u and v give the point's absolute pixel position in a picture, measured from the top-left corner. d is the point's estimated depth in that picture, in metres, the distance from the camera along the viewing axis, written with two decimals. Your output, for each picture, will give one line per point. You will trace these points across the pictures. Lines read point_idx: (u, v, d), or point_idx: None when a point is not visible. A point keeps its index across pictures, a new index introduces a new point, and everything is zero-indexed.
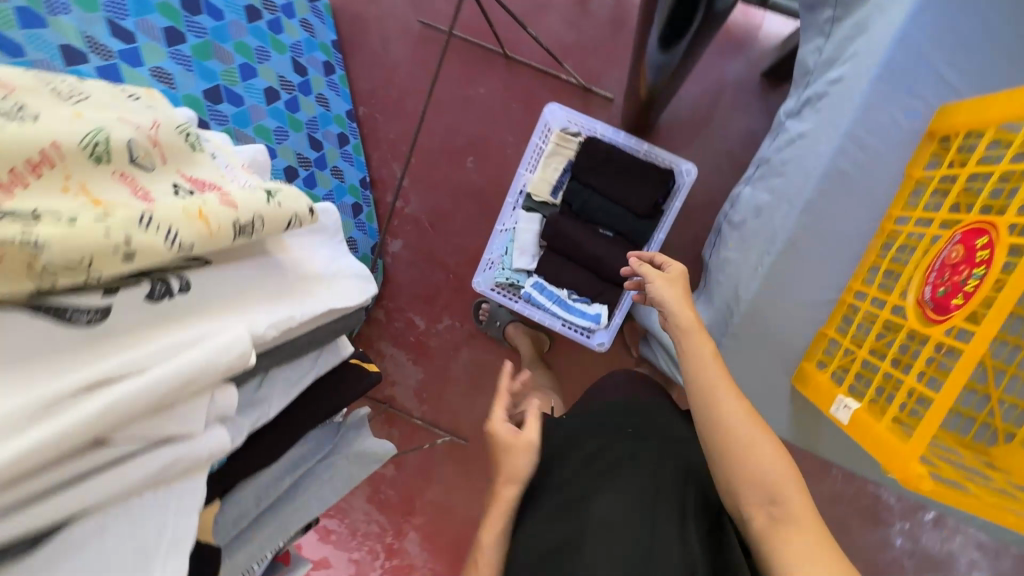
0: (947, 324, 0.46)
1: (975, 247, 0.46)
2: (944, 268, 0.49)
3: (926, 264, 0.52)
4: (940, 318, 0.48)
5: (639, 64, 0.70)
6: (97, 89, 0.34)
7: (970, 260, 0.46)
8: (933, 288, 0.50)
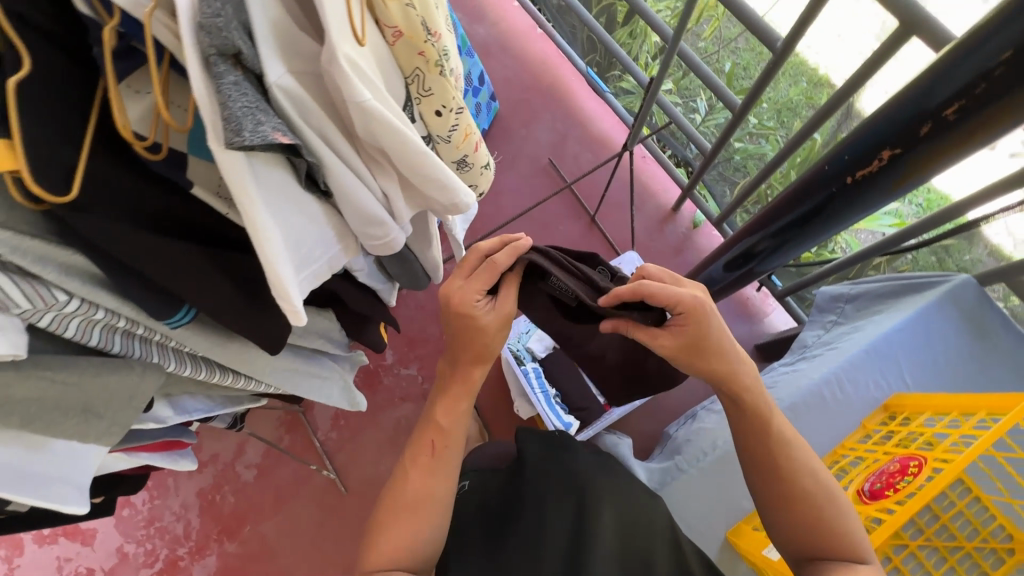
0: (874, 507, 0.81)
1: (907, 467, 0.84)
2: (886, 473, 0.86)
3: (869, 473, 0.89)
4: (874, 500, 0.83)
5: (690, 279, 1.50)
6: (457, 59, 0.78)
7: (903, 472, 0.83)
8: (871, 484, 0.86)
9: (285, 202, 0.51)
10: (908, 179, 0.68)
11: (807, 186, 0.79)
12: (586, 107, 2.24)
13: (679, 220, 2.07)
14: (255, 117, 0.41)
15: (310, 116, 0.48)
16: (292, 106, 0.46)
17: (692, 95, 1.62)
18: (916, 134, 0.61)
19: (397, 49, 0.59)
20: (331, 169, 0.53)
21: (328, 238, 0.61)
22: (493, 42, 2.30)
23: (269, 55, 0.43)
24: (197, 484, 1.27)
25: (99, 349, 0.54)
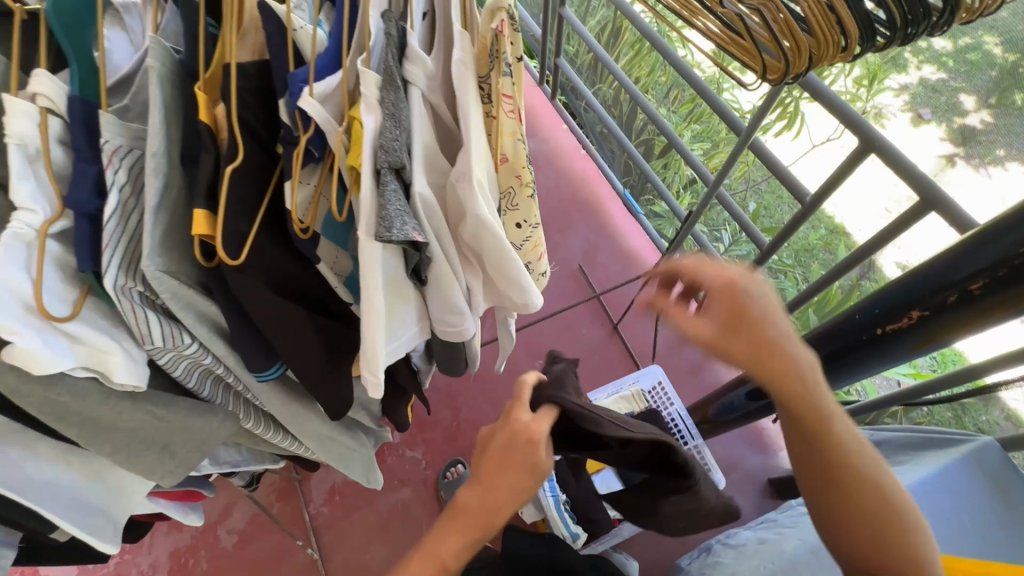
0: None
1: None
2: None
3: None
4: None
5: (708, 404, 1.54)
6: None
7: None
8: None
9: (393, 286, 0.57)
10: (935, 341, 0.73)
11: (832, 334, 0.84)
12: (618, 223, 2.40)
13: (699, 339, 2.14)
14: (403, 219, 0.49)
15: (435, 222, 0.57)
16: (425, 212, 0.55)
17: (719, 226, 1.77)
18: (946, 300, 0.66)
19: (500, 173, 0.69)
20: (435, 264, 0.60)
21: (412, 322, 0.66)
22: (541, 156, 2.54)
23: (419, 170, 0.52)
24: (175, 543, 1.23)
25: (192, 391, 0.59)
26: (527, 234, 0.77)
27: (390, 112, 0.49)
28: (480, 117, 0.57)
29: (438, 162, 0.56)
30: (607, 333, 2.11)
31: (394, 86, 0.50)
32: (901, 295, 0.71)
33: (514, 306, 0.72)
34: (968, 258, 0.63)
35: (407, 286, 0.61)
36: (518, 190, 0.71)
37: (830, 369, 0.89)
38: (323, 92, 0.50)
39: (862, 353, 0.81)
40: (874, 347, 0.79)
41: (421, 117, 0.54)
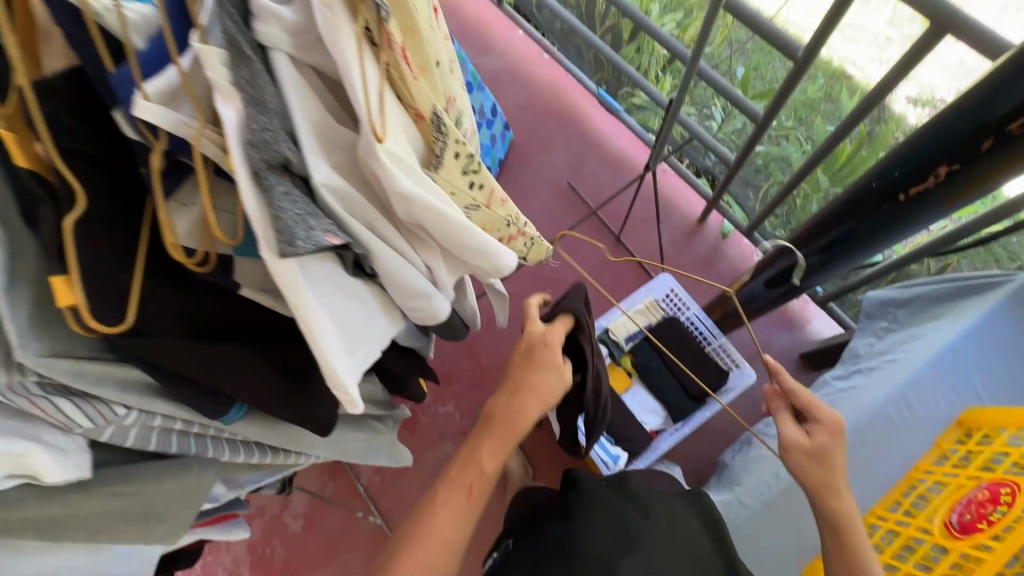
0: (970, 540, 0.75)
1: (999, 495, 0.78)
2: (975, 503, 0.80)
3: (954, 502, 0.84)
4: (964, 535, 0.77)
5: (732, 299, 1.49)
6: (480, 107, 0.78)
7: (994, 501, 0.77)
8: (959, 515, 0.80)
9: (336, 295, 0.48)
10: (961, 200, 0.62)
11: (842, 213, 0.75)
12: (600, 127, 2.22)
13: (707, 230, 2.04)
14: (308, 223, 0.39)
15: (356, 209, 0.47)
16: (338, 203, 0.45)
17: (708, 103, 1.58)
18: (978, 148, 0.55)
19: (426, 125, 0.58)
20: (378, 255, 0.51)
21: (375, 317, 0.59)
22: (502, 71, 2.32)
23: (314, 158, 0.41)
24: None
25: (160, 452, 0.53)
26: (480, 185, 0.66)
27: (253, 92, 0.36)
28: (375, 67, 0.45)
29: (336, 134, 0.44)
30: (611, 247, 2.02)
31: (247, 55, 0.36)
32: (921, 154, 0.60)
33: (487, 268, 0.64)
34: (1003, 94, 0.50)
35: (355, 287, 0.52)
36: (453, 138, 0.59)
37: (850, 247, 0.79)
38: (161, 87, 0.28)
39: (887, 225, 0.72)
40: (902, 218, 0.69)
41: (297, 82, 0.41)
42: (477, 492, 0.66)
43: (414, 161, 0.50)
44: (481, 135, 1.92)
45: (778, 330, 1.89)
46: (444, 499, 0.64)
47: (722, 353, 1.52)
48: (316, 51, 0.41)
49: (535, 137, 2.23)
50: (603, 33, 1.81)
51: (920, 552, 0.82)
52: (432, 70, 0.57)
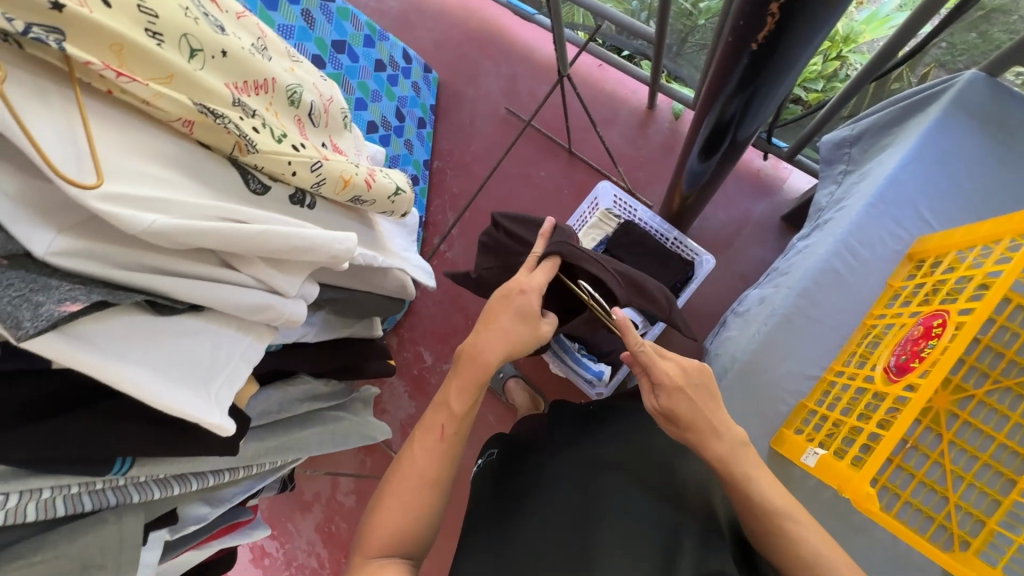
0: (903, 380, 0.74)
1: (932, 328, 0.75)
2: (910, 342, 0.78)
3: (895, 342, 0.82)
4: (900, 374, 0.76)
5: (679, 185, 1.43)
6: (292, 82, 0.78)
7: (927, 335, 0.75)
8: (897, 357, 0.79)
9: (135, 343, 0.52)
10: (836, 4, 0.59)
11: (737, 52, 0.74)
12: (524, 38, 2.06)
13: (659, 115, 1.92)
14: (31, 301, 0.42)
15: (118, 259, 0.49)
16: (86, 262, 0.46)
17: None
18: None
19: (200, 135, 0.57)
20: (169, 288, 0.53)
21: (226, 338, 0.61)
22: (410, 10, 2.15)
23: (25, 233, 0.43)
24: (312, 521, 1.63)
25: (73, 513, 0.59)
26: (299, 169, 0.67)
27: None
28: (53, 121, 0.44)
29: (54, 196, 0.45)
30: (564, 163, 1.93)
31: None
32: None
33: (327, 258, 0.64)
34: None
35: (165, 326, 0.56)
36: (238, 141, 0.59)
37: (761, 74, 0.76)
38: None
39: (780, 48, 0.68)
40: (789, 38, 0.66)
41: None
42: (452, 433, 0.67)
43: (157, 193, 0.49)
44: (400, 87, 1.82)
45: (753, 198, 1.79)
46: (416, 441, 0.67)
47: (682, 245, 1.48)
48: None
49: (460, 70, 2.09)
50: None
51: (866, 398, 0.81)
52: (179, 78, 0.55)
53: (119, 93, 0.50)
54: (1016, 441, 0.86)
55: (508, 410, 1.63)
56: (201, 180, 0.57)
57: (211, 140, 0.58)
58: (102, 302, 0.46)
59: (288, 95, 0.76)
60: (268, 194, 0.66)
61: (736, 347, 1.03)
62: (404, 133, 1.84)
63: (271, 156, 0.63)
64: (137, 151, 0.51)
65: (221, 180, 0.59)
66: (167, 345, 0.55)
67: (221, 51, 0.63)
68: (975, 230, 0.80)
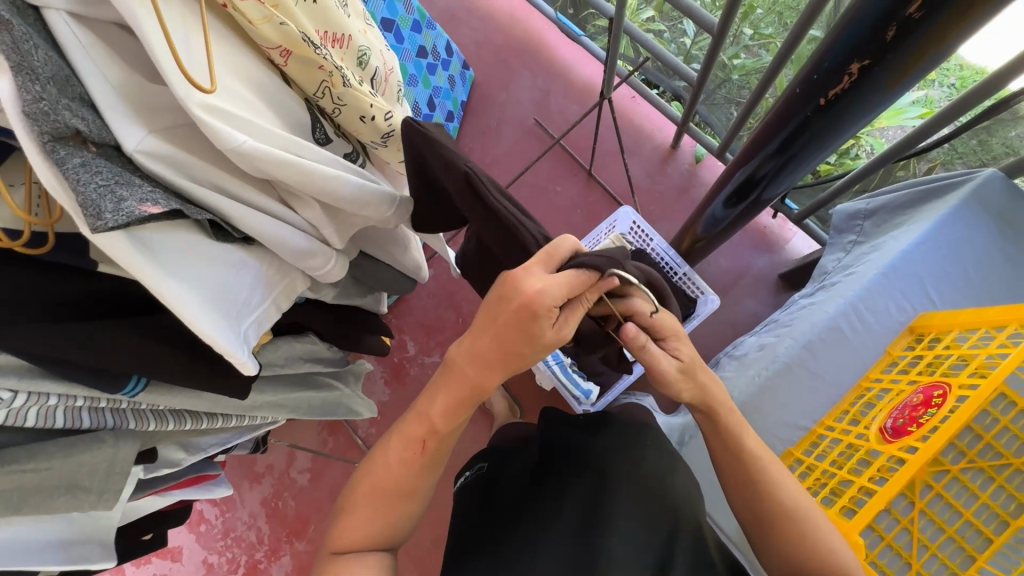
0: (902, 442, 0.77)
1: (932, 397, 0.79)
2: (909, 407, 0.81)
3: (892, 406, 0.85)
4: (897, 437, 0.79)
5: (695, 224, 1.46)
6: (363, 42, 0.76)
7: (927, 404, 0.79)
8: (894, 420, 0.82)
9: (197, 263, 0.47)
10: (908, 74, 0.63)
11: (795, 104, 0.77)
12: (564, 56, 2.09)
13: (681, 155, 1.97)
14: (116, 194, 0.38)
15: (193, 172, 0.46)
16: (166, 167, 0.44)
17: (678, 18, 1.54)
18: (905, 15, 0.56)
19: (291, 69, 0.55)
20: (234, 214, 0.49)
21: (269, 279, 0.57)
22: (457, 6, 2.17)
23: (119, 124, 0.40)
24: (262, 494, 1.56)
25: (70, 428, 0.56)
26: (371, 124, 0.65)
27: (21, 60, 0.34)
28: (173, 18, 0.43)
29: (150, 92, 0.43)
30: (582, 183, 1.95)
31: (15, 20, 0.36)
32: (853, 37, 0.61)
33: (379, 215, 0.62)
34: None
35: (225, 251, 0.51)
36: (327, 82, 0.57)
37: (815, 131, 0.79)
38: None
39: (844, 107, 0.72)
40: (854, 99, 0.69)
41: (86, 39, 0.39)
42: (432, 449, 0.58)
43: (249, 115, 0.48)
44: (437, 77, 1.83)
45: (756, 251, 1.85)
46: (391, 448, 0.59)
47: (689, 282, 1.51)
48: (101, 6, 0.40)
49: (496, 74, 2.11)
50: None
51: (857, 456, 0.83)
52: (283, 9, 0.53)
53: (231, 9, 0.50)
54: (983, 522, 0.86)
55: (484, 414, 1.59)
56: (277, 113, 0.55)
57: (300, 75, 0.56)
58: (176, 212, 0.43)
59: (358, 56, 0.75)
60: (335, 145, 0.64)
61: (733, 386, 1.06)
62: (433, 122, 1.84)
63: (350, 105, 0.61)
64: (236, 73, 0.51)
65: (295, 119, 0.57)
66: (224, 272, 0.50)
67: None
68: (980, 313, 0.85)
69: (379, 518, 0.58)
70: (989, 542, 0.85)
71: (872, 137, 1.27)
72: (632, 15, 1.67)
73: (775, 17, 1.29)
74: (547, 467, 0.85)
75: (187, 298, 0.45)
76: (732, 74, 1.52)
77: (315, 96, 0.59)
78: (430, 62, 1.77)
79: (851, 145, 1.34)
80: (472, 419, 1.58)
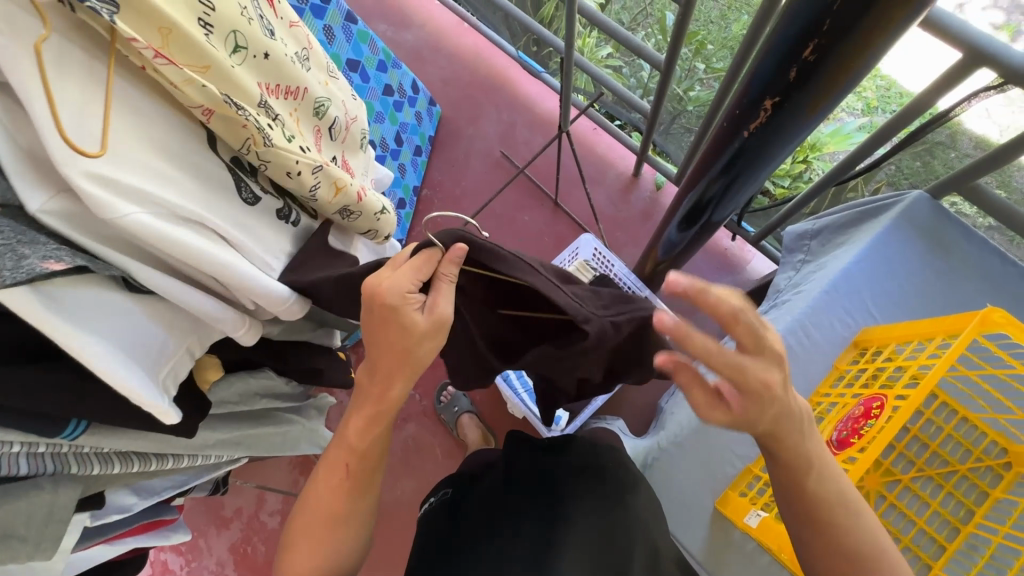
0: (845, 453, 0.80)
1: (871, 409, 0.82)
2: (852, 419, 0.85)
3: (837, 419, 0.89)
4: (842, 449, 0.82)
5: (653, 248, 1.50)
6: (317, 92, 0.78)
7: (867, 415, 0.82)
8: (839, 432, 0.86)
9: (102, 317, 0.47)
10: (817, 109, 0.68)
11: (726, 135, 0.82)
12: (529, 91, 2.17)
13: (643, 183, 2.04)
14: (16, 252, 0.39)
15: (102, 229, 0.47)
16: (72, 227, 0.45)
17: (632, 55, 1.63)
18: (804, 57, 0.61)
19: (214, 126, 0.54)
20: (143, 272, 0.49)
21: (182, 332, 0.56)
22: (424, 46, 2.24)
23: (22, 186, 0.41)
24: (228, 539, 1.51)
25: (6, 475, 0.55)
26: (305, 175, 0.64)
27: None
28: (83, 84, 0.43)
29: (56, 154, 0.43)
30: (549, 212, 2.00)
31: None
32: (765, 76, 0.67)
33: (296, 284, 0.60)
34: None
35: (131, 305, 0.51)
36: (254, 134, 0.56)
37: (749, 156, 0.83)
38: None
39: (768, 138, 0.77)
40: (773, 131, 0.74)
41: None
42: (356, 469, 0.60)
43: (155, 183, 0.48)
44: (404, 114, 1.88)
45: (719, 273, 1.91)
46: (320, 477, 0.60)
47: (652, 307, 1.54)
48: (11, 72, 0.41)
49: (463, 109, 2.17)
50: None
51: None
52: (215, 71, 0.53)
53: (151, 71, 0.48)
54: (935, 530, 0.87)
55: (457, 445, 1.57)
56: (201, 175, 0.54)
57: (223, 131, 0.55)
58: (83, 269, 0.43)
59: (314, 106, 0.77)
60: (262, 202, 0.64)
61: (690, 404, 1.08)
62: (400, 157, 1.88)
63: (279, 157, 0.60)
64: (151, 139, 0.50)
65: (221, 178, 0.57)
66: (126, 328, 0.49)
67: (260, 51, 0.64)
68: (913, 326, 0.89)
69: (301, 548, 0.58)
70: (943, 551, 0.86)
71: (823, 161, 1.35)
72: (589, 52, 1.76)
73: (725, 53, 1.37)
74: (508, 492, 0.86)
75: (97, 351, 0.45)
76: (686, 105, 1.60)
77: (242, 148, 0.58)
78: (396, 100, 1.82)
79: (803, 168, 1.42)
80: (444, 450, 1.56)
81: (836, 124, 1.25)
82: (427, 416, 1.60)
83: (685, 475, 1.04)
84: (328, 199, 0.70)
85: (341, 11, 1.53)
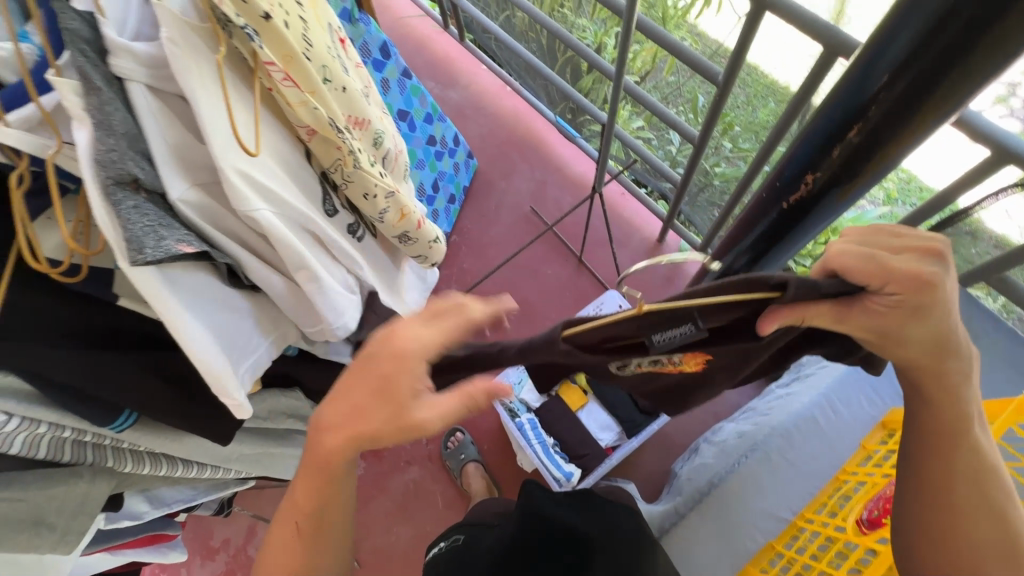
0: (876, 534, 0.78)
1: None
2: (883, 498, 0.83)
3: (867, 499, 0.86)
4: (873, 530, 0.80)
5: None
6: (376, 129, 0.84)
7: None
8: (869, 511, 0.83)
9: (206, 301, 0.51)
10: (855, 188, 0.72)
11: (763, 206, 0.86)
12: (562, 154, 2.28)
13: (666, 249, 2.08)
14: (158, 234, 0.43)
15: (223, 222, 0.52)
16: (200, 217, 0.50)
17: (663, 129, 1.73)
18: (850, 137, 0.65)
19: (313, 145, 0.61)
20: (246, 263, 0.54)
21: (264, 330, 0.60)
22: (467, 105, 2.39)
23: (169, 176, 0.46)
24: (213, 570, 1.45)
25: (50, 461, 0.56)
26: (379, 197, 0.70)
27: (103, 119, 0.42)
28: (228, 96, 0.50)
29: (196, 153, 0.49)
30: (572, 268, 2.05)
31: (101, 87, 0.42)
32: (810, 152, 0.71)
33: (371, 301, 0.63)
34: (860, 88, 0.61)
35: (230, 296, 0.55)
36: (346, 155, 0.62)
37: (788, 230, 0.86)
38: (21, 118, 0.41)
39: (807, 212, 0.80)
40: (813, 205, 0.78)
41: (153, 104, 0.46)
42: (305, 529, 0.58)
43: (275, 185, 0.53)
44: (443, 163, 1.98)
45: None
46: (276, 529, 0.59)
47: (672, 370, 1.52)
48: (170, 81, 0.47)
49: (498, 165, 2.28)
50: (561, 67, 1.88)
51: (835, 548, 0.84)
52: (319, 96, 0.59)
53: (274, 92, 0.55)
54: None
55: (460, 495, 1.52)
56: (299, 182, 0.60)
57: (320, 150, 0.62)
58: (203, 252, 0.49)
59: (374, 138, 0.83)
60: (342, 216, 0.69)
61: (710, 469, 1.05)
62: (435, 202, 1.95)
63: (361, 179, 0.66)
64: (269, 150, 0.56)
65: (313, 190, 0.62)
66: (221, 315, 0.53)
67: (344, 87, 0.70)
68: None
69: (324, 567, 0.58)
70: None
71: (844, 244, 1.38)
72: (623, 123, 1.86)
73: (751, 135, 1.42)
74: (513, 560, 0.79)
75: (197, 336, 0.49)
76: (713, 179, 1.66)
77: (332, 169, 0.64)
78: (438, 150, 1.93)
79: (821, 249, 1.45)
80: (446, 499, 1.51)
81: (858, 211, 1.28)
82: (433, 461, 1.56)
83: (702, 546, 1.00)
84: (394, 222, 0.75)
85: (397, 66, 1.65)
